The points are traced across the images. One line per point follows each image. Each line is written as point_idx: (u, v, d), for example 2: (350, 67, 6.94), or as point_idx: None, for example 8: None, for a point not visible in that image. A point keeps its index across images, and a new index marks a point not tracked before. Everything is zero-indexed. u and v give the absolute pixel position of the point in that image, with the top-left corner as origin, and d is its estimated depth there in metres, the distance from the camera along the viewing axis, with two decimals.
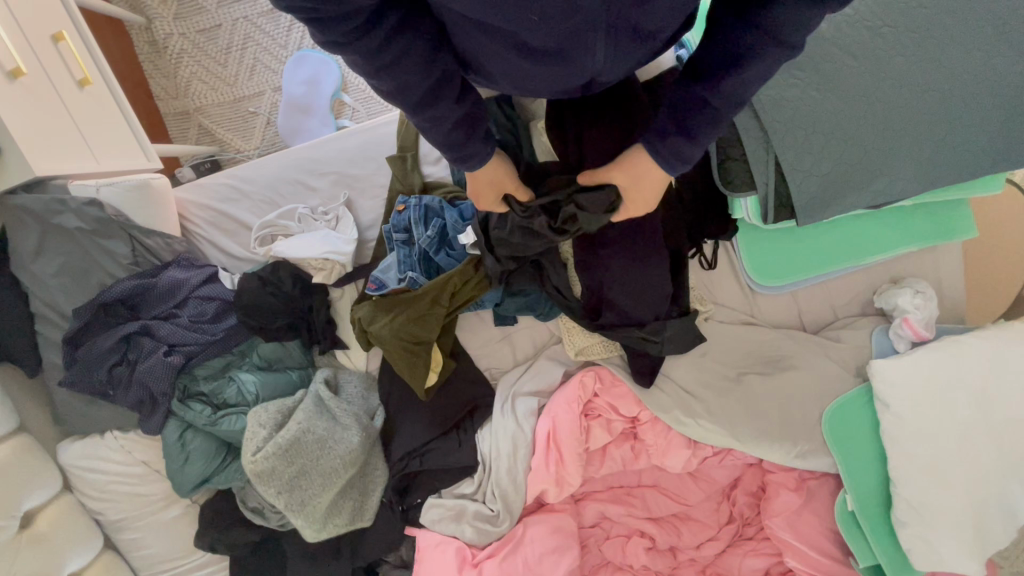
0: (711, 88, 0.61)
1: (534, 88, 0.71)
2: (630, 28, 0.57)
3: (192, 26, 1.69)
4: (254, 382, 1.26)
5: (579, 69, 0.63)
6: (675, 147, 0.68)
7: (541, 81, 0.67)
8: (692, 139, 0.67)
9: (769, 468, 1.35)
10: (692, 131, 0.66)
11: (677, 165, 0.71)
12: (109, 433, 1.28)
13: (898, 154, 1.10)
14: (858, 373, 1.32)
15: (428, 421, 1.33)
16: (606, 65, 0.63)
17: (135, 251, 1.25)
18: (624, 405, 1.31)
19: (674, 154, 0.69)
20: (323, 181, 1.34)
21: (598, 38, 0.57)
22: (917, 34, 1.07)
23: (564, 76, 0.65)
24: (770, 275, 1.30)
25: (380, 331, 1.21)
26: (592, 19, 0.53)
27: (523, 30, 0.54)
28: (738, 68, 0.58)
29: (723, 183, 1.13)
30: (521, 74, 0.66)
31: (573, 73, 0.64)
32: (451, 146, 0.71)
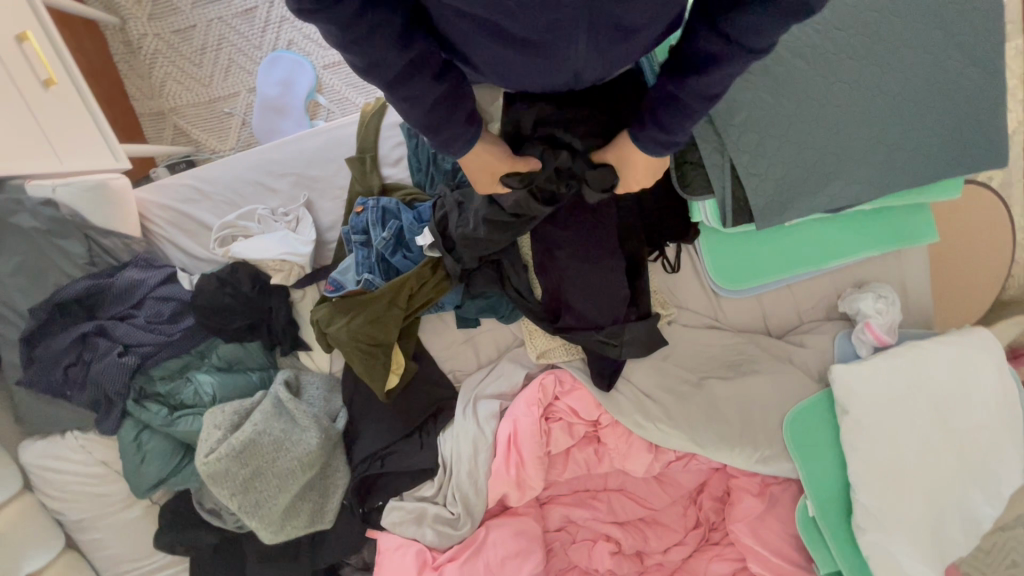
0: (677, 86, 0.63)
1: (518, 81, 0.66)
2: (614, 27, 0.55)
3: (166, 27, 1.69)
4: (212, 383, 1.27)
5: (562, 65, 0.60)
6: (654, 139, 0.71)
7: (526, 75, 0.63)
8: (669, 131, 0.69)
9: (733, 473, 1.34)
10: (669, 126, 0.68)
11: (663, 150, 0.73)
12: (69, 433, 1.28)
13: (850, 158, 1.10)
14: (820, 377, 1.32)
15: (389, 423, 1.33)
16: (590, 61, 0.60)
17: (91, 251, 1.26)
18: (585, 408, 1.30)
19: (654, 143, 0.72)
20: (284, 182, 1.35)
21: (579, 33, 0.54)
22: (867, 39, 1.08)
23: (549, 71, 0.62)
24: (732, 278, 1.29)
25: (337, 332, 1.21)
26: (572, 12, 0.51)
27: (503, 16, 0.52)
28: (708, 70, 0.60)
29: (681, 186, 1.12)
30: (504, 64, 0.62)
31: (556, 68, 0.61)
32: (429, 128, 0.65)
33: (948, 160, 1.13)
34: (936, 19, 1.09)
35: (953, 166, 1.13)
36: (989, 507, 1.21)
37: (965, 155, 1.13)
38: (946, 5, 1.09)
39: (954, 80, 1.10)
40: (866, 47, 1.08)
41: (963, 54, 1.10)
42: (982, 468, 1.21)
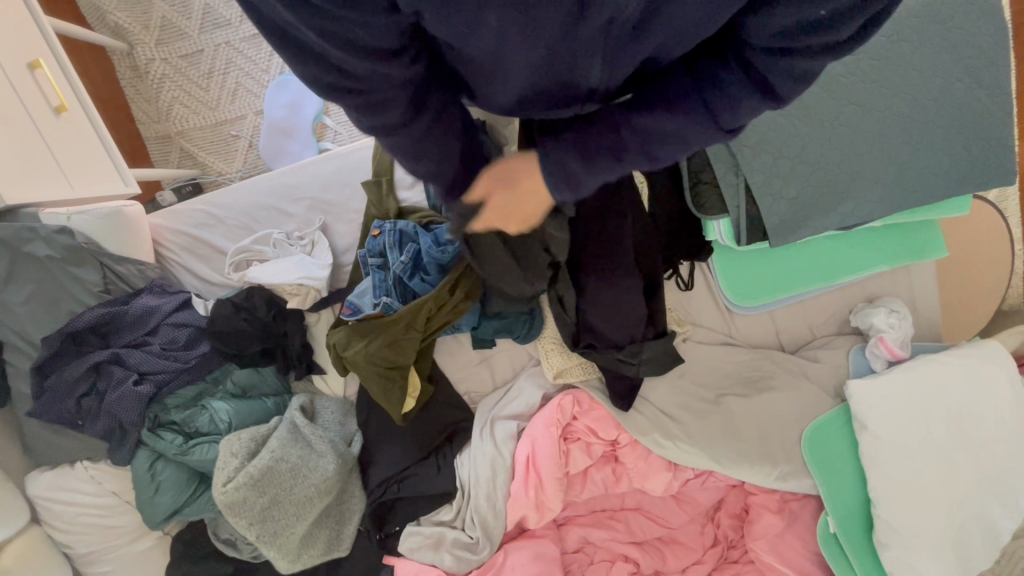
0: (627, 120, 0.56)
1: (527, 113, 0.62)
2: (635, 59, 0.52)
3: (174, 52, 1.68)
4: (227, 410, 1.25)
5: (578, 92, 0.57)
6: (565, 167, 0.59)
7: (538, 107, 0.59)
8: (589, 166, 0.59)
9: (751, 490, 1.33)
10: (590, 154, 0.58)
11: (562, 192, 0.62)
12: (80, 463, 1.25)
13: (860, 178, 1.13)
14: (836, 393, 1.33)
15: (406, 446, 1.31)
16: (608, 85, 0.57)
17: (106, 277, 1.25)
18: (603, 428, 1.30)
19: (564, 179, 0.60)
20: (299, 206, 1.35)
21: (594, 64, 0.51)
22: (876, 62, 1.11)
23: (563, 100, 0.58)
24: (746, 296, 1.30)
25: (355, 355, 1.20)
26: (590, 45, 0.48)
27: (521, 57, 0.48)
28: (666, 113, 0.55)
29: (695, 206, 1.14)
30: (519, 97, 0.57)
31: (571, 94, 0.57)
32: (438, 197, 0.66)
33: (958, 180, 1.15)
34: (941, 42, 1.12)
35: (962, 184, 1.16)
36: (1007, 520, 1.22)
37: (973, 174, 1.16)
38: (951, 30, 1.12)
39: (962, 100, 1.13)
40: (876, 70, 1.11)
41: (970, 75, 1.13)
42: (999, 481, 1.22)
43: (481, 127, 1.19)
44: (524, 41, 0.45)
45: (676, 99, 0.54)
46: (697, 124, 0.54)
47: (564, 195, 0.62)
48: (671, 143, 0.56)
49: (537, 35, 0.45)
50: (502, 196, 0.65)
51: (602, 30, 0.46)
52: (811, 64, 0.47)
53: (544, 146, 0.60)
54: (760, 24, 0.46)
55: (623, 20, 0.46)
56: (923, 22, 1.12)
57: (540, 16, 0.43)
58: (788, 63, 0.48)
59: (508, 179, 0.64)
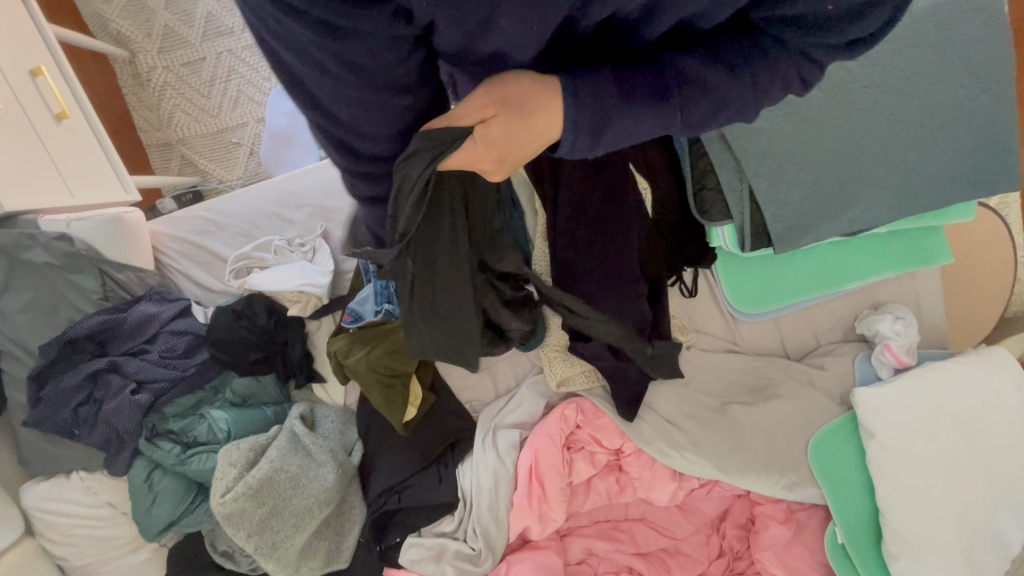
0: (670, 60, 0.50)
1: None
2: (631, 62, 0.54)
3: (176, 60, 1.68)
4: (227, 419, 1.24)
5: None
6: (600, 110, 0.49)
7: None
8: (626, 105, 0.49)
9: (758, 500, 1.31)
10: (630, 91, 0.49)
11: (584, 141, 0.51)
12: (76, 474, 1.23)
13: (865, 184, 1.12)
14: (842, 401, 1.31)
15: (407, 455, 1.29)
16: None
17: (105, 285, 1.24)
18: (607, 437, 1.28)
19: (598, 123, 0.50)
20: (300, 213, 1.35)
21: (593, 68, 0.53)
22: (880, 67, 1.11)
23: None
24: (752, 303, 1.29)
25: (357, 363, 1.20)
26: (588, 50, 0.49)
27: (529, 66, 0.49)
28: (713, 64, 0.50)
29: (699, 213, 1.13)
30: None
31: None
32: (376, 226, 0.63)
33: (962, 186, 1.15)
34: (946, 47, 1.12)
35: (967, 190, 1.16)
36: (1019, 530, 1.20)
37: (978, 180, 1.16)
38: (957, 34, 1.12)
39: (966, 106, 1.13)
40: (880, 76, 1.11)
41: (975, 80, 1.12)
42: (1009, 490, 1.20)
43: None
44: (525, 47, 0.45)
45: (719, 59, 0.50)
46: (738, 90, 0.51)
47: (578, 136, 0.50)
48: (710, 103, 0.51)
49: (539, 39, 0.44)
50: (502, 124, 0.50)
51: (602, 33, 0.47)
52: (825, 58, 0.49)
53: (573, 74, 0.49)
54: (771, 15, 0.47)
55: (625, 14, 0.46)
56: (927, 28, 1.11)
57: (544, 23, 0.42)
58: (805, 52, 0.49)
59: (517, 105, 0.48)
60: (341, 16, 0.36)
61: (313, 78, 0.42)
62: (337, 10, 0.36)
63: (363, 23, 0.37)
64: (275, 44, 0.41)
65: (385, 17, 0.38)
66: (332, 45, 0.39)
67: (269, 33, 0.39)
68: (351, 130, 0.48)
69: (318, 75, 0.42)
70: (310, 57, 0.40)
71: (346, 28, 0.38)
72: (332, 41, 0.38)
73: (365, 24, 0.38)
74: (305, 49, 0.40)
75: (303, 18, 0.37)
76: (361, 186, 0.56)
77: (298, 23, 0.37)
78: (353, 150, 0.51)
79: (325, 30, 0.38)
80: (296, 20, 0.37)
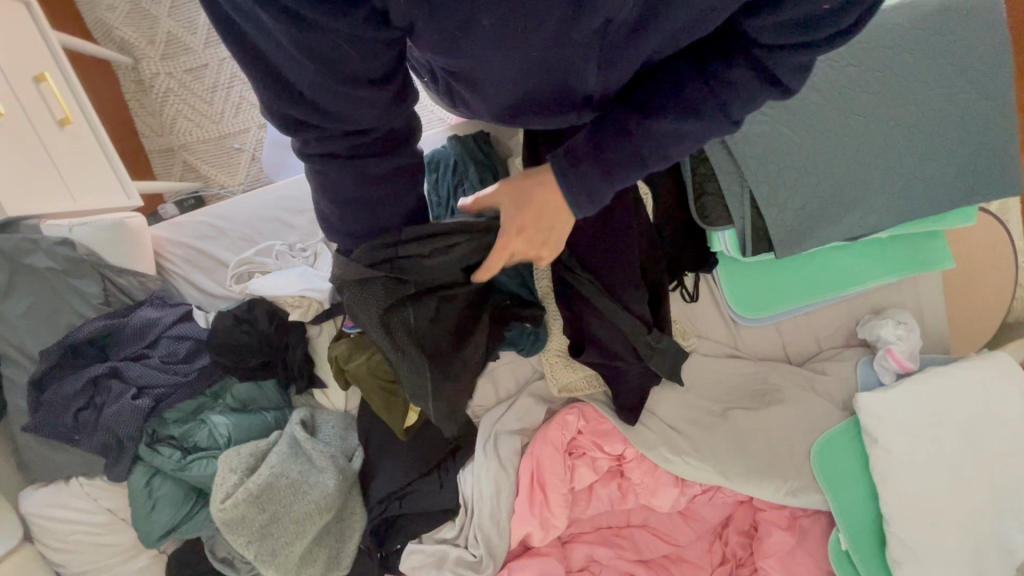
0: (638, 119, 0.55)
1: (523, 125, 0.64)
2: (627, 63, 0.53)
3: (178, 66, 1.68)
4: (227, 424, 1.24)
5: (574, 97, 0.57)
6: (584, 183, 0.58)
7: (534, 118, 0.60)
8: (611, 180, 0.58)
9: (760, 506, 1.30)
10: (611, 169, 0.57)
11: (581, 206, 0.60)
12: (75, 480, 1.23)
13: (865, 189, 1.13)
14: (845, 406, 1.31)
15: (408, 461, 1.29)
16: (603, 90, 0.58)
17: (106, 289, 1.24)
18: (609, 442, 1.28)
19: (583, 190, 0.58)
20: (302, 218, 1.36)
21: (590, 68, 0.52)
22: (880, 73, 1.11)
23: (560, 107, 0.59)
24: (753, 308, 1.29)
25: (357, 368, 1.19)
26: (583, 49, 0.49)
27: (522, 63, 0.49)
28: (678, 117, 0.54)
29: (700, 218, 1.14)
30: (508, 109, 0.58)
31: (566, 101, 0.57)
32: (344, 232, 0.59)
33: (962, 191, 1.16)
34: (945, 53, 1.12)
35: (967, 195, 1.16)
36: None
37: (978, 185, 1.16)
38: (956, 40, 1.12)
39: (966, 111, 1.13)
40: (879, 81, 1.11)
41: (974, 86, 1.13)
42: (1014, 497, 1.19)
43: (485, 139, 1.19)
44: (514, 47, 0.46)
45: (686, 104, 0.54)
46: (708, 123, 0.55)
47: (582, 209, 0.60)
48: (687, 142, 0.56)
49: (527, 40, 0.46)
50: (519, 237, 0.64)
51: (597, 33, 0.47)
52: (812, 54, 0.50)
53: (559, 163, 0.58)
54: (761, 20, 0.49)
55: (620, 22, 0.47)
56: (927, 34, 1.12)
57: (530, 20, 0.44)
58: (788, 58, 0.50)
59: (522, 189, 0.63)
60: (310, 11, 0.38)
61: (280, 63, 0.42)
62: (310, 6, 0.37)
63: (331, 19, 0.38)
64: (246, 30, 0.41)
65: (359, 14, 0.39)
66: (298, 35, 0.39)
67: (247, 24, 0.41)
68: (312, 116, 0.46)
69: (285, 63, 0.42)
70: (279, 44, 0.41)
71: (321, 23, 0.39)
72: (300, 31, 0.39)
73: (334, 19, 0.38)
74: (271, 36, 0.40)
75: (277, 11, 0.38)
76: (325, 179, 0.53)
77: (266, 11, 0.38)
78: (325, 141, 0.49)
79: (293, 21, 0.38)
80: (265, 9, 0.38)
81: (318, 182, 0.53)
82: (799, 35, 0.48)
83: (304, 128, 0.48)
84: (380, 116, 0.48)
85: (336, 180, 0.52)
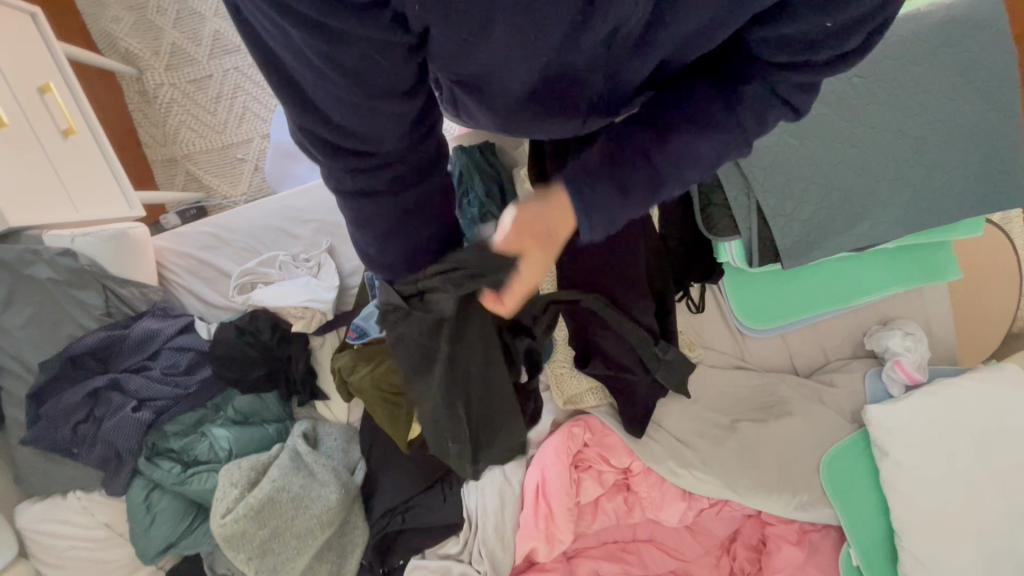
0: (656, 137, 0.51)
1: (527, 135, 0.63)
2: (635, 71, 0.53)
3: (182, 77, 1.68)
4: (228, 437, 1.22)
5: (579, 105, 0.57)
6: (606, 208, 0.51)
7: (542, 126, 0.60)
8: (627, 202, 0.52)
9: (769, 520, 1.27)
10: (626, 185, 0.51)
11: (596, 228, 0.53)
12: (72, 494, 1.21)
13: (872, 199, 1.12)
14: (854, 418, 1.30)
15: (411, 474, 1.27)
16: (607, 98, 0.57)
17: (108, 300, 1.23)
18: (615, 455, 1.26)
19: (606, 214, 0.52)
20: (305, 229, 1.35)
21: (597, 76, 0.52)
22: (885, 84, 1.11)
23: (566, 117, 0.58)
24: (759, 318, 1.29)
25: (360, 380, 1.18)
26: (593, 57, 0.48)
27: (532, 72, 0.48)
28: (698, 131, 0.51)
29: (706, 228, 1.13)
30: (516, 119, 0.58)
31: (572, 109, 0.57)
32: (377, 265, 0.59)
33: (969, 202, 1.16)
34: (950, 64, 1.12)
35: (975, 206, 1.16)
36: None
37: (986, 195, 1.16)
38: (962, 51, 1.12)
39: (972, 122, 1.13)
40: (885, 92, 1.11)
41: (981, 97, 1.13)
42: None
43: (490, 149, 1.18)
44: (526, 59, 0.46)
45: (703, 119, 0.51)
46: (727, 138, 0.52)
47: (593, 231, 0.53)
48: (701, 165, 0.53)
49: (540, 51, 0.45)
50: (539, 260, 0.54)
51: (606, 40, 0.46)
52: (811, 76, 0.49)
53: (572, 176, 0.51)
54: (762, 36, 0.48)
55: (627, 31, 0.46)
56: (932, 45, 1.12)
57: (541, 30, 0.42)
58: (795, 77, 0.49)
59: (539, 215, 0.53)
60: (337, 20, 0.36)
61: (305, 79, 0.41)
62: (338, 13, 0.36)
63: (359, 27, 0.37)
64: (267, 44, 0.40)
65: (381, 20, 0.38)
66: (326, 46, 0.38)
67: (258, 30, 0.39)
68: (340, 138, 0.46)
69: (311, 78, 0.41)
70: (301, 56, 0.39)
71: (341, 31, 0.37)
72: (326, 41, 0.37)
73: (363, 28, 0.37)
74: (296, 48, 0.38)
75: (301, 22, 0.36)
76: (358, 209, 0.52)
77: (294, 24, 0.36)
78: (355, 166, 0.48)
79: (318, 31, 0.37)
80: (290, 19, 0.36)
81: (352, 214, 0.53)
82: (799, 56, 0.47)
83: (334, 154, 0.47)
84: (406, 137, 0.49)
85: (368, 209, 0.52)
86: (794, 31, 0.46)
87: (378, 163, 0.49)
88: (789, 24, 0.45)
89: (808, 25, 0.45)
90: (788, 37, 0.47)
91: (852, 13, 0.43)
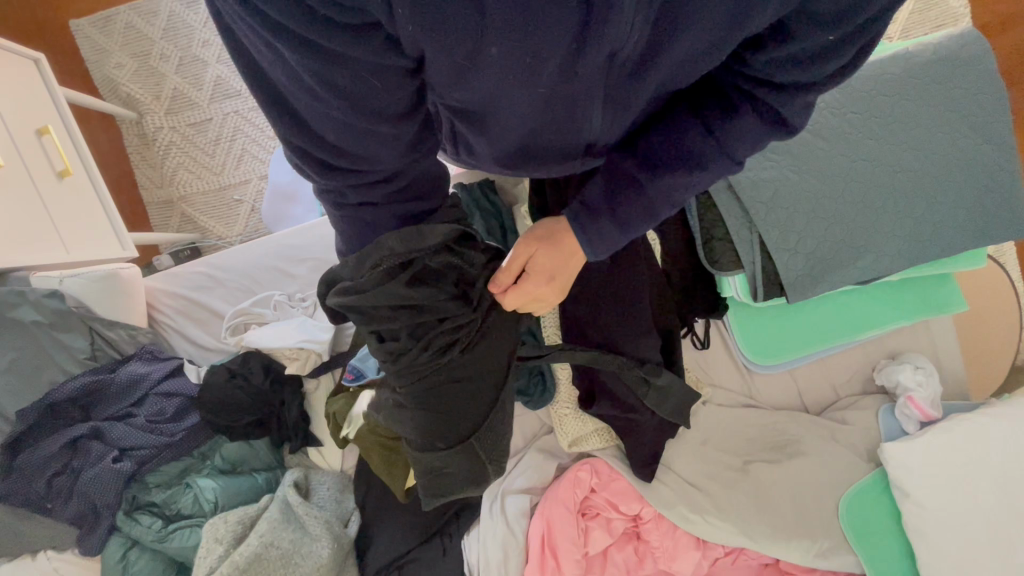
0: (648, 172, 0.57)
1: (527, 170, 0.63)
2: (634, 99, 0.52)
3: (182, 120, 1.69)
4: (214, 489, 1.16)
5: (580, 135, 0.56)
6: (599, 231, 0.61)
7: (542, 154, 0.60)
8: (626, 230, 0.61)
9: (789, 569, 1.19)
10: (625, 222, 0.60)
11: (597, 250, 0.64)
12: (43, 553, 1.13)
13: (875, 232, 1.12)
14: (870, 458, 1.25)
15: (408, 526, 1.19)
16: (611, 128, 0.57)
17: (94, 343, 1.19)
18: (625, 502, 1.19)
19: (600, 238, 0.62)
20: (302, 268, 1.32)
21: (597, 105, 0.51)
22: (881, 120, 1.14)
23: (564, 145, 0.58)
24: (767, 354, 1.25)
25: (357, 426, 1.13)
26: (592, 83, 0.47)
27: (531, 100, 0.48)
28: (688, 171, 0.55)
29: (710, 262, 1.12)
30: (518, 144, 0.57)
31: (572, 137, 0.56)
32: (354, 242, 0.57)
33: (971, 233, 1.16)
34: (943, 100, 1.15)
35: (977, 237, 1.16)
36: None
37: (988, 227, 1.16)
38: (955, 87, 1.15)
39: (968, 155, 1.15)
40: (881, 128, 1.13)
41: (974, 132, 1.15)
42: None
43: (491, 186, 1.14)
44: (525, 80, 0.44)
45: (695, 158, 0.55)
46: (718, 170, 0.56)
47: (598, 253, 0.64)
48: (692, 190, 0.58)
49: (537, 78, 0.44)
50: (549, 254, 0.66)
51: (605, 65, 0.44)
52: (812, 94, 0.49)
53: (576, 216, 0.62)
54: (768, 61, 0.47)
55: (629, 54, 0.44)
56: (925, 82, 1.15)
57: (535, 56, 0.41)
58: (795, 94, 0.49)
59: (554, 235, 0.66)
60: (329, 42, 0.34)
61: (299, 98, 0.40)
62: (325, 31, 0.34)
63: (351, 48, 0.35)
64: (260, 61, 0.39)
65: (375, 41, 0.35)
66: (317, 67, 0.36)
67: (250, 46, 0.37)
68: (333, 156, 0.45)
69: (304, 97, 0.39)
70: (292, 73, 0.37)
71: (333, 50, 0.35)
72: (317, 62, 0.36)
73: (355, 49, 0.35)
74: (291, 69, 0.37)
75: (290, 38, 0.34)
76: (360, 220, 0.54)
77: (284, 43, 0.34)
78: (348, 179, 0.48)
79: (310, 51, 0.35)
80: (279, 38, 0.34)
81: (352, 231, 0.55)
82: (802, 73, 0.47)
83: (327, 172, 0.47)
84: (403, 156, 0.48)
85: (372, 218, 0.54)
86: (801, 50, 0.45)
87: (373, 179, 0.50)
88: (797, 45, 0.44)
89: (816, 41, 0.44)
90: (792, 58, 0.46)
91: (849, 28, 0.43)
